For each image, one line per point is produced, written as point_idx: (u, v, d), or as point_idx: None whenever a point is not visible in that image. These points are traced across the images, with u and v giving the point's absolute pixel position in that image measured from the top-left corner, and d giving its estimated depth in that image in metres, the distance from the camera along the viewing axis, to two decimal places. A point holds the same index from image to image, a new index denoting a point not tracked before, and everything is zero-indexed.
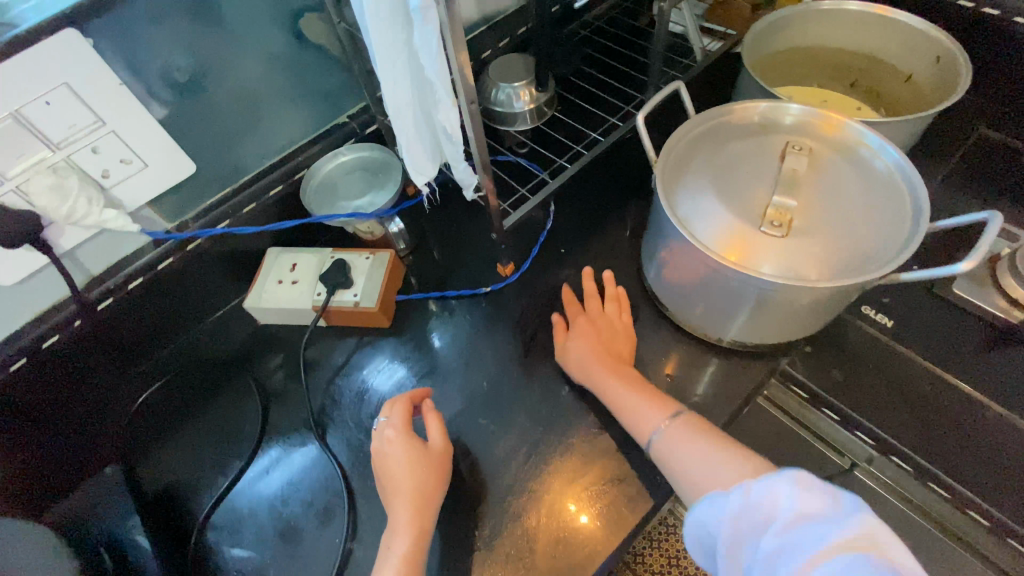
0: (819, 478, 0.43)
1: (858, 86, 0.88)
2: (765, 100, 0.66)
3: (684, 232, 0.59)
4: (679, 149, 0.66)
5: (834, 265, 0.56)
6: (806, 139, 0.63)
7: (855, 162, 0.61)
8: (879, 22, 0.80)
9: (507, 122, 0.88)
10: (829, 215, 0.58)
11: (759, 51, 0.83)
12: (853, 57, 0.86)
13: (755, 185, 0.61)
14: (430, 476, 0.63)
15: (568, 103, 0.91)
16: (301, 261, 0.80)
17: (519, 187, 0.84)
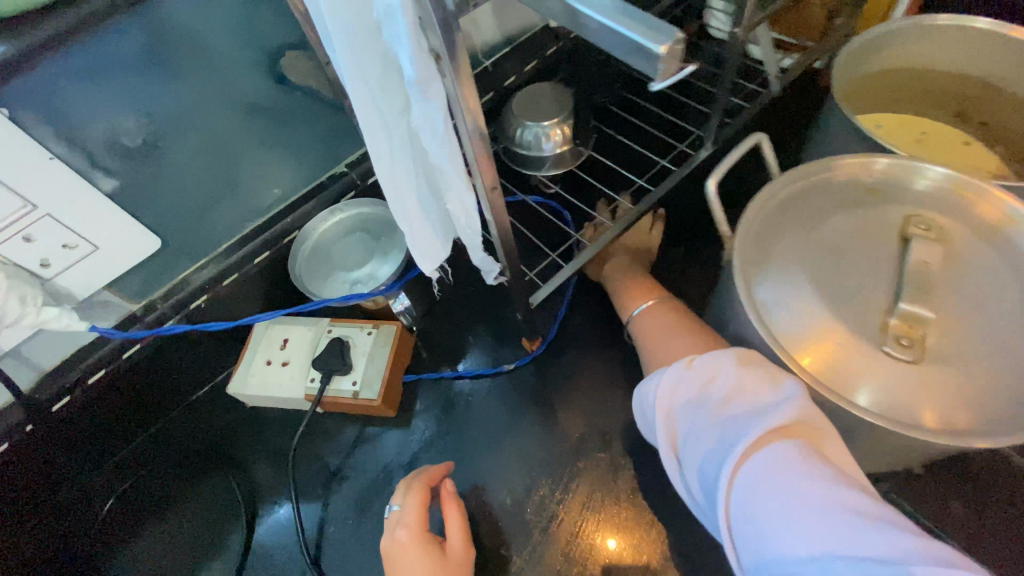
0: (761, 358, 0.43)
1: (966, 117, 0.72)
2: (886, 157, 0.51)
3: (769, 335, 0.45)
4: (769, 212, 0.51)
5: (972, 406, 0.42)
6: (943, 220, 0.48)
7: (1006, 260, 0.46)
8: (1008, 45, 0.64)
9: (533, 165, 0.73)
10: (970, 333, 0.44)
11: (850, 75, 0.68)
12: (968, 84, 0.70)
13: (866, 276, 0.47)
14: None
15: (607, 140, 0.76)
16: (293, 336, 0.66)
17: (549, 249, 0.70)
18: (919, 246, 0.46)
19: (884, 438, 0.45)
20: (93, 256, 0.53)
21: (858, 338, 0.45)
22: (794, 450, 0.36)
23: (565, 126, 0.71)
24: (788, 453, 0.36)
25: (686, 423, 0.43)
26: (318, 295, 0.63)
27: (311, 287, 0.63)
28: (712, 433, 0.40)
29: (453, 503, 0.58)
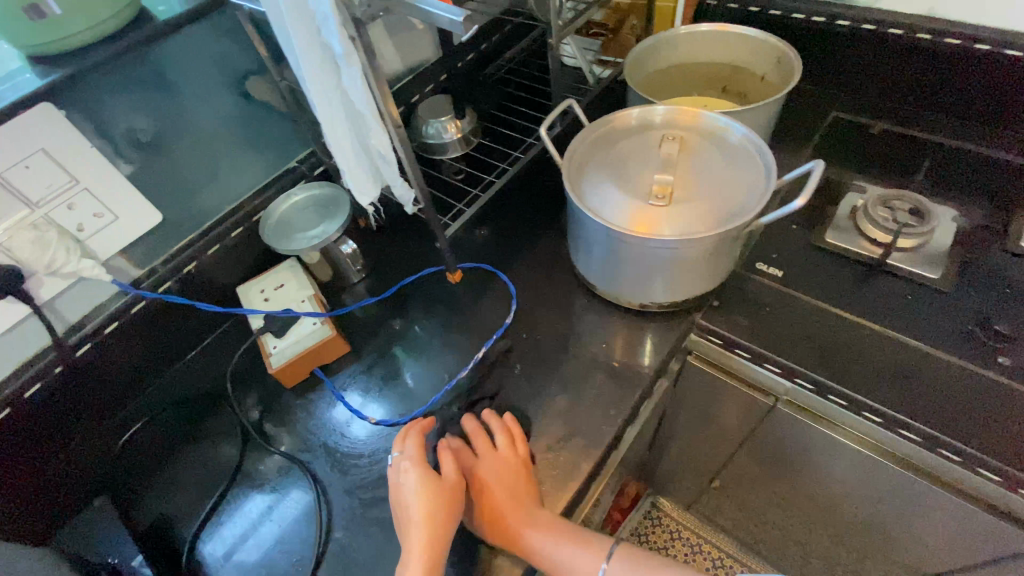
0: None
1: (729, 92, 1.05)
2: (634, 108, 0.83)
3: (599, 217, 0.71)
4: (580, 153, 0.80)
5: (717, 215, 0.70)
6: (676, 131, 0.80)
7: (711, 140, 0.79)
8: (725, 37, 0.98)
9: (440, 151, 1.00)
10: (704, 181, 0.73)
11: (639, 72, 1.00)
12: (718, 68, 1.03)
13: (643, 171, 0.76)
14: (444, 514, 0.65)
15: (491, 131, 1.05)
16: (287, 284, 0.88)
17: (455, 202, 0.94)
18: (665, 146, 0.77)
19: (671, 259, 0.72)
20: (115, 223, 0.73)
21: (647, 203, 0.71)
22: None
23: (458, 122, 0.99)
24: None
25: None
26: (287, 249, 0.83)
27: (278, 245, 0.84)
28: None
29: (446, 448, 0.73)
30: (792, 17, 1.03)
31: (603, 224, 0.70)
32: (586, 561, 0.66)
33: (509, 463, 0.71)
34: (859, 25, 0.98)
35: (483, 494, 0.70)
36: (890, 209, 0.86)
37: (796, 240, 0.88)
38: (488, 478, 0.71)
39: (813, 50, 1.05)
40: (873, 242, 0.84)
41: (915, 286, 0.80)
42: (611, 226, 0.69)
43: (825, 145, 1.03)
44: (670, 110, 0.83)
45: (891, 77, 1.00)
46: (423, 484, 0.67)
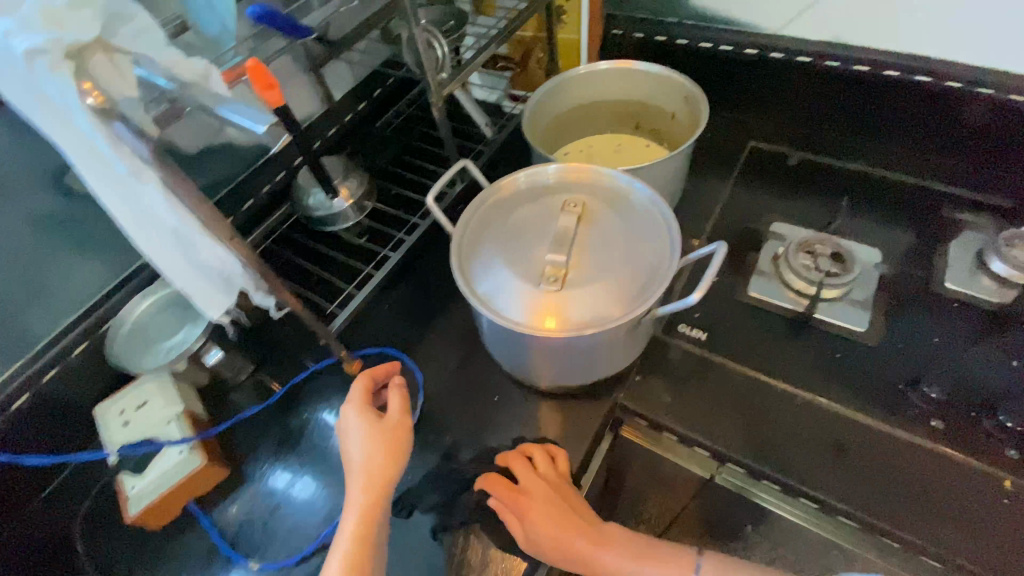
0: None
1: (642, 127, 0.99)
2: (522, 170, 0.74)
3: (499, 317, 0.61)
4: (470, 230, 0.70)
5: (627, 295, 0.63)
6: (573, 194, 0.72)
7: (611, 202, 0.71)
8: (629, 73, 0.91)
9: (328, 223, 0.87)
10: (608, 255, 0.66)
11: (541, 117, 0.92)
12: (628, 106, 0.97)
13: (540, 246, 0.67)
14: (384, 448, 0.60)
15: (387, 192, 0.94)
16: (149, 402, 0.73)
17: (343, 284, 0.83)
18: (562, 217, 0.68)
19: (580, 348, 0.63)
20: None
21: (550, 288, 0.63)
22: None
23: (345, 186, 0.88)
24: None
25: None
26: (141, 368, 0.74)
27: (129, 364, 0.74)
28: None
29: (398, 385, 0.65)
30: (698, 45, 0.97)
31: (504, 324, 0.61)
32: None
33: (557, 487, 0.66)
34: (768, 53, 0.92)
35: (540, 523, 0.63)
36: (811, 255, 0.80)
37: (718, 295, 0.82)
38: (543, 511, 0.64)
39: (725, 78, 0.99)
40: (798, 293, 0.79)
41: (842, 342, 0.75)
42: (512, 326, 0.60)
43: (744, 180, 0.97)
44: (562, 167, 0.74)
45: (804, 103, 0.96)
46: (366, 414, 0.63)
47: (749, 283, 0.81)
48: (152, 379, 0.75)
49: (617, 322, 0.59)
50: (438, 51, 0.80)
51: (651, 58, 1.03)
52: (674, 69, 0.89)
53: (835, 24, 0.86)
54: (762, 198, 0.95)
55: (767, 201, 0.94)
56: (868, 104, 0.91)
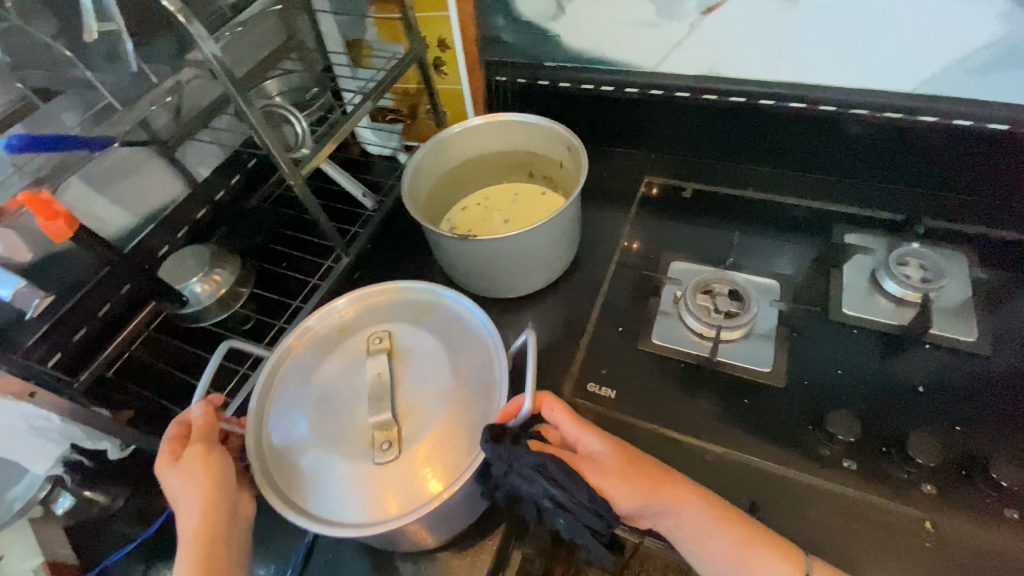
0: None
1: (535, 175, 0.98)
2: (311, 317, 0.67)
3: (346, 525, 0.53)
4: (271, 415, 0.61)
5: (468, 424, 0.58)
6: (373, 328, 0.66)
7: (415, 319, 0.67)
8: (507, 125, 0.89)
9: (198, 318, 0.80)
10: (432, 383, 0.61)
11: (425, 178, 0.88)
12: (517, 156, 0.95)
13: (357, 406, 0.60)
14: (199, 488, 0.55)
15: (271, 276, 0.87)
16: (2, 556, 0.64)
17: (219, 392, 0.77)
18: (370, 364, 0.62)
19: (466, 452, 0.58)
20: None
21: (387, 459, 0.56)
22: None
23: (214, 276, 0.80)
24: None
25: None
26: None
27: None
28: None
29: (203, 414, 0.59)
30: (581, 87, 0.95)
31: (352, 531, 0.52)
32: (758, 558, 0.56)
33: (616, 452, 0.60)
34: (650, 90, 0.92)
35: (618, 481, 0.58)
36: (710, 296, 0.78)
37: (625, 348, 0.78)
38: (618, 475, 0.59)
39: (612, 116, 0.98)
40: (700, 335, 0.77)
41: (749, 386, 0.73)
42: (356, 531, 0.52)
43: (646, 216, 0.95)
44: (354, 297, 0.69)
45: (693, 135, 0.95)
46: (179, 457, 0.57)
47: (651, 330, 0.78)
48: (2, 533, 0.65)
49: (473, 455, 0.55)
50: (297, 128, 0.76)
51: (539, 101, 1.01)
52: (553, 118, 0.87)
53: (707, 59, 0.86)
54: (665, 232, 0.93)
55: (670, 236, 0.92)
56: (754, 133, 0.91)
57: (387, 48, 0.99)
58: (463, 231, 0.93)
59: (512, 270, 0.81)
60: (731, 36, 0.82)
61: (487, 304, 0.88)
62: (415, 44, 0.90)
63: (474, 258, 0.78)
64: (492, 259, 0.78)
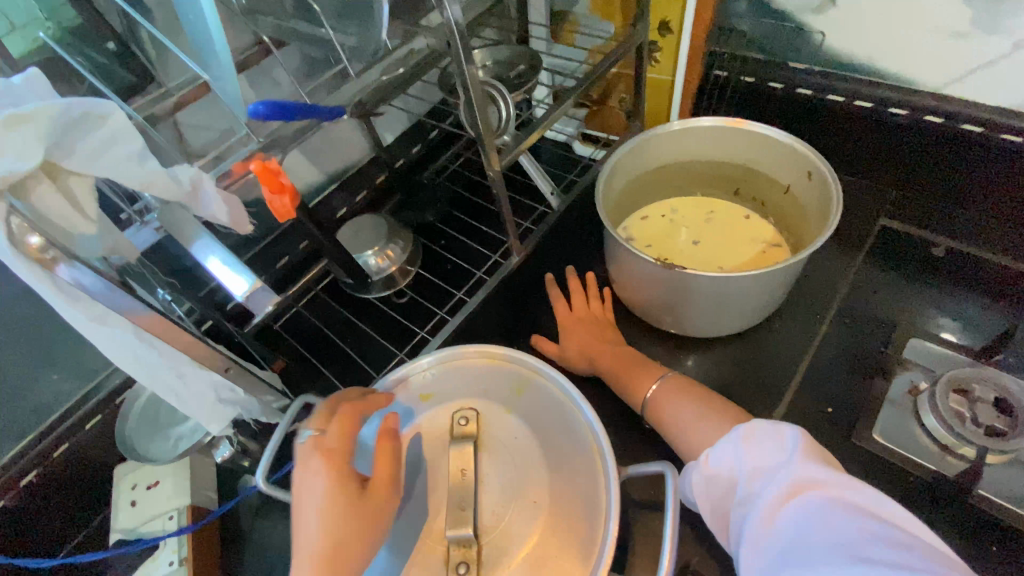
0: (762, 427, 0.44)
1: (742, 194, 0.83)
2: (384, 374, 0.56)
3: None
4: None
5: (568, 562, 0.45)
6: (460, 401, 0.54)
7: (509, 399, 0.54)
8: (739, 134, 0.75)
9: (363, 289, 0.78)
10: (525, 489, 0.48)
11: (620, 178, 0.77)
12: (729, 168, 0.80)
13: (433, 504, 0.48)
14: (356, 513, 0.42)
15: (435, 255, 0.83)
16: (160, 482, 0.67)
17: (375, 373, 0.72)
18: (453, 456, 0.50)
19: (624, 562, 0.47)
20: None
21: None
22: (818, 506, 0.37)
23: (389, 251, 0.78)
24: (825, 511, 0.37)
25: (743, 515, 0.42)
26: (144, 454, 0.67)
27: (139, 447, 0.68)
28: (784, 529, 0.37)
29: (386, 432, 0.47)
30: (826, 97, 0.79)
31: None
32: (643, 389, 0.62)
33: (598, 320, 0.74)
34: (921, 115, 0.73)
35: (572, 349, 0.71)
36: (967, 399, 0.63)
37: (829, 434, 0.65)
38: (578, 331, 0.72)
39: (855, 139, 0.81)
40: (946, 449, 0.62)
41: (1001, 532, 0.57)
42: None
43: (872, 269, 0.79)
44: (442, 360, 0.57)
45: (963, 180, 0.75)
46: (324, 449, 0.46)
47: (874, 422, 0.64)
48: (165, 463, 0.67)
49: None
50: (502, 110, 0.68)
51: (764, 107, 0.86)
52: (799, 135, 0.72)
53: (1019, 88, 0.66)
54: (897, 297, 0.76)
55: (903, 302, 0.75)
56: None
57: (597, 24, 0.89)
58: (643, 245, 0.81)
59: (707, 310, 0.68)
60: None
61: (659, 336, 0.77)
62: (637, 26, 0.79)
63: (668, 289, 0.67)
64: (687, 295, 0.66)
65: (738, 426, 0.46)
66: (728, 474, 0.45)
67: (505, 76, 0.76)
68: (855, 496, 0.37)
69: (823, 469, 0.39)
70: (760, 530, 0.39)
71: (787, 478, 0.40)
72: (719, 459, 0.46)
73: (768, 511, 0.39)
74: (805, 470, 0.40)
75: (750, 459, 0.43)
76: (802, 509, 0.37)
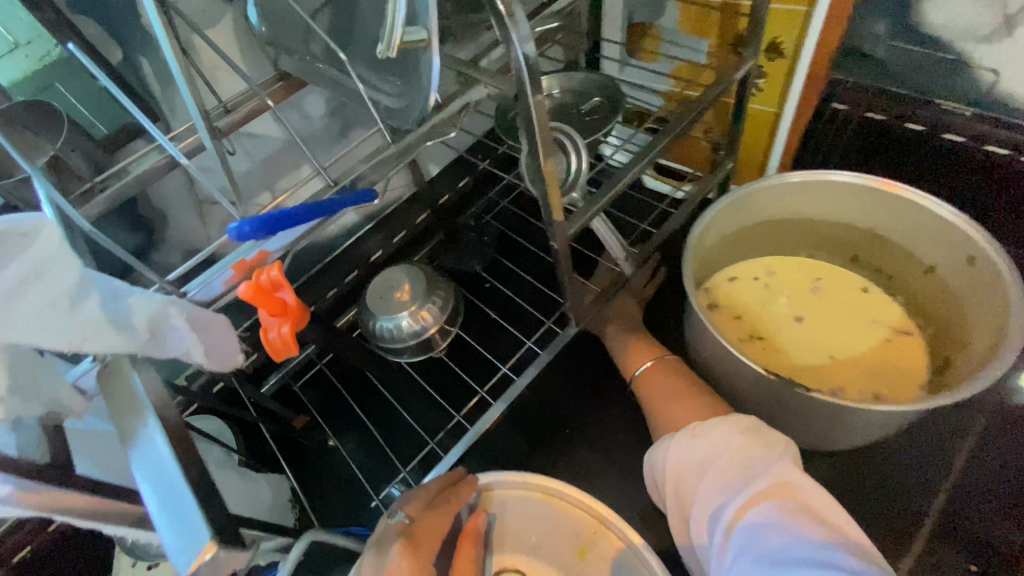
0: (750, 423, 0.41)
1: (861, 262, 0.68)
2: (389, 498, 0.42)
3: None
4: None
5: None
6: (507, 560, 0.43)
7: (567, 563, 0.42)
8: (880, 198, 0.60)
9: (392, 351, 0.67)
10: None
11: (712, 240, 0.63)
12: (851, 233, 0.66)
13: None
14: None
15: (476, 313, 0.71)
16: None
17: (400, 464, 0.62)
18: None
19: None
20: None
21: None
22: (790, 507, 0.34)
23: (424, 311, 0.65)
24: (795, 515, 0.34)
25: (709, 503, 0.38)
26: None
27: None
28: (764, 535, 0.33)
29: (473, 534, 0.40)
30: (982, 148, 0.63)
31: None
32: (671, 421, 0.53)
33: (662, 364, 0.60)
34: None
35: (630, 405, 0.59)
36: None
37: None
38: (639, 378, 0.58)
39: (1014, 201, 0.64)
40: None
41: None
42: None
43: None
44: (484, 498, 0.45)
45: None
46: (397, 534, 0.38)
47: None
48: None
49: None
50: (572, 162, 0.54)
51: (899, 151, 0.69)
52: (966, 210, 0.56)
53: None
54: None
55: None
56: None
57: (685, 41, 0.74)
58: (731, 315, 0.67)
59: (818, 426, 0.54)
60: None
61: None
62: (746, 50, 0.63)
63: (771, 399, 0.53)
64: (797, 409, 0.52)
65: (709, 419, 0.43)
66: (701, 454, 0.41)
67: (577, 110, 0.63)
68: (826, 511, 0.35)
69: (808, 477, 0.36)
70: (724, 531, 0.36)
71: (760, 478, 0.37)
72: (697, 446, 0.42)
73: (744, 506, 0.35)
74: (781, 472, 0.37)
75: (732, 450, 0.40)
76: (774, 510, 0.34)
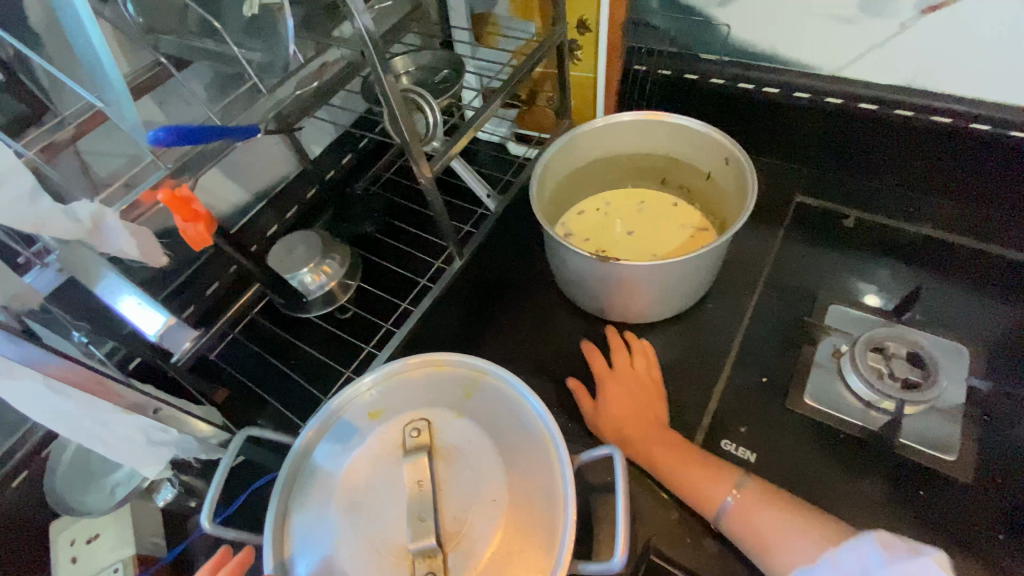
0: (892, 538, 0.41)
1: (669, 182, 0.87)
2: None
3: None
4: None
5: (538, 535, 0.47)
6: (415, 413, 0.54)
7: (460, 405, 0.54)
8: (660, 126, 0.79)
9: (302, 309, 0.75)
10: (482, 482, 0.49)
11: (551, 175, 0.79)
12: (655, 158, 0.84)
13: (392, 517, 0.48)
14: None
15: (373, 268, 0.82)
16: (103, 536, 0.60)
17: (322, 397, 0.70)
18: (408, 468, 0.49)
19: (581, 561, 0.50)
20: None
21: None
22: None
23: (325, 266, 0.75)
24: None
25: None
26: (79, 507, 0.62)
27: (72, 499, 0.62)
28: None
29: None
30: (737, 86, 0.84)
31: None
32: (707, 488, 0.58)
33: (641, 379, 0.68)
34: (822, 97, 0.79)
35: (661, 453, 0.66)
36: (883, 358, 0.68)
37: (766, 399, 0.70)
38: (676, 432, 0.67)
39: (766, 121, 0.86)
40: (868, 404, 0.67)
41: (924, 475, 0.64)
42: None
43: (793, 243, 0.84)
44: (387, 376, 0.56)
45: (857, 156, 0.83)
46: None
47: (804, 389, 0.69)
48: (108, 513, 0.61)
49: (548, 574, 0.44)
50: (430, 118, 0.67)
51: (683, 96, 0.89)
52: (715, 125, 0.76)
53: (911, 64, 0.73)
54: (816, 265, 0.82)
55: (821, 270, 0.81)
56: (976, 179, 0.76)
57: (517, 24, 0.89)
58: (581, 239, 0.83)
59: (643, 298, 0.71)
60: (960, 42, 0.68)
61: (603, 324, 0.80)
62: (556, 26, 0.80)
63: (610, 282, 0.69)
64: (627, 285, 0.69)
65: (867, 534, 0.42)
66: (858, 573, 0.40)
67: (430, 82, 0.76)
68: None
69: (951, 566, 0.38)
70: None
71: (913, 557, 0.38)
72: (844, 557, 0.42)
73: None
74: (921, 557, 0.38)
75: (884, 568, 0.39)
76: None
